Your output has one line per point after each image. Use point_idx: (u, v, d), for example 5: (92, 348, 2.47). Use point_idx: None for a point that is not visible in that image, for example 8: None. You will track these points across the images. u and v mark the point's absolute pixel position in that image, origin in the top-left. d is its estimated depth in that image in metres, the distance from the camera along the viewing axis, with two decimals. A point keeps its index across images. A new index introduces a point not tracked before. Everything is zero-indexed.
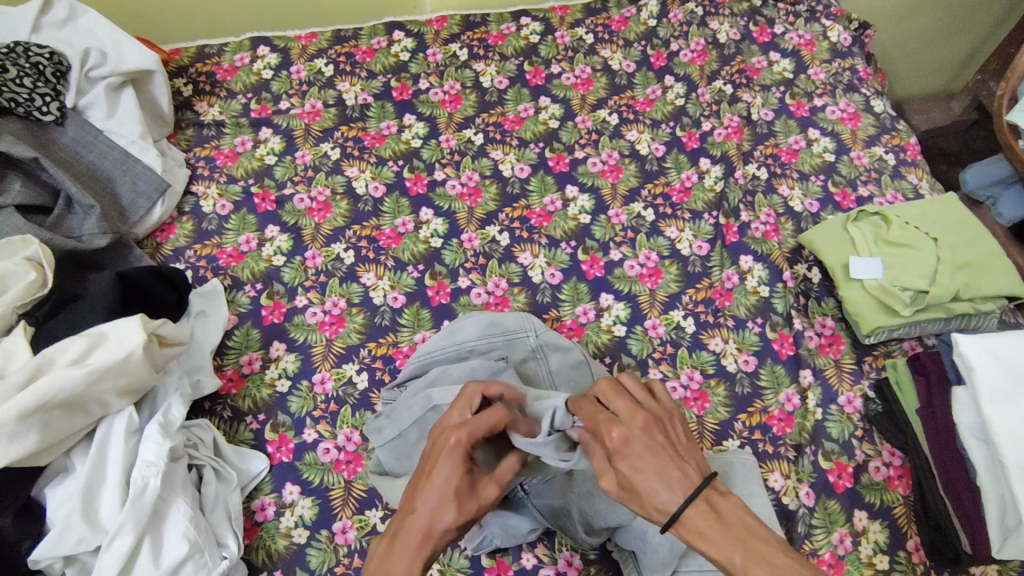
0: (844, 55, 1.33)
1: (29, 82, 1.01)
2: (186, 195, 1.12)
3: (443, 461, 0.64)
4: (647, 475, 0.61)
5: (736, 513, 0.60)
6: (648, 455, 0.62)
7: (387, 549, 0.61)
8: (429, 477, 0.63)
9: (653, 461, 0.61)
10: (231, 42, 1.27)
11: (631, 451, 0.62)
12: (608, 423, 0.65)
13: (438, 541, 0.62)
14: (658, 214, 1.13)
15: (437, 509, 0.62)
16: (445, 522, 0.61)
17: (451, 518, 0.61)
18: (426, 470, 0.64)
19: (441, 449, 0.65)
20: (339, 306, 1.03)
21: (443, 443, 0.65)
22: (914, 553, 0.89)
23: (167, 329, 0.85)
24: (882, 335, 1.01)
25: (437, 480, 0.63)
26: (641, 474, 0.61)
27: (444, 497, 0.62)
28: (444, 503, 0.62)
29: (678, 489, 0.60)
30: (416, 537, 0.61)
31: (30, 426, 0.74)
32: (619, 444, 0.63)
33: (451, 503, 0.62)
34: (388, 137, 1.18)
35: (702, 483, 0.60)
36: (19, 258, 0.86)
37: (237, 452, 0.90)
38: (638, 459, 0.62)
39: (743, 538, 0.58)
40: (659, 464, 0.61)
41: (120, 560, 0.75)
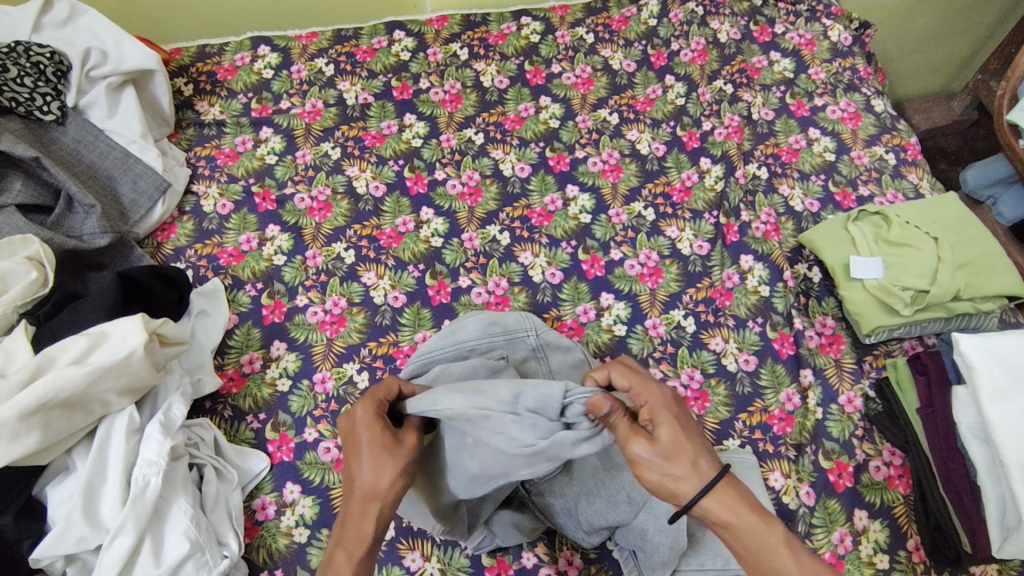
0: (844, 54, 1.33)
1: (29, 82, 1.01)
2: (187, 195, 1.12)
3: (363, 432, 0.71)
4: (690, 436, 0.69)
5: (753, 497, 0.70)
6: (687, 426, 0.70)
7: (344, 522, 0.69)
8: (357, 450, 0.71)
9: (693, 433, 0.70)
10: (231, 42, 1.27)
11: (675, 413, 0.71)
12: (651, 389, 0.72)
13: (384, 497, 0.69)
14: (658, 214, 1.13)
15: (374, 471, 0.69)
16: (385, 479, 0.69)
17: (389, 474, 0.69)
18: (353, 446, 0.72)
19: (358, 422, 0.73)
20: (339, 305, 1.03)
21: (357, 419, 0.73)
22: (914, 552, 0.89)
23: (167, 329, 0.85)
24: (882, 335, 1.01)
25: (363, 450, 0.70)
26: (689, 439, 0.68)
27: (375, 453, 0.70)
28: (376, 458, 0.70)
29: (713, 457, 0.69)
30: (363, 499, 0.69)
31: (30, 426, 0.74)
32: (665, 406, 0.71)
33: (382, 461, 0.69)
34: (388, 136, 1.18)
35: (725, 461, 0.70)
36: (20, 258, 0.86)
37: (238, 452, 0.90)
38: (682, 425, 0.70)
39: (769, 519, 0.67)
40: (696, 436, 0.70)
41: (121, 559, 0.75)
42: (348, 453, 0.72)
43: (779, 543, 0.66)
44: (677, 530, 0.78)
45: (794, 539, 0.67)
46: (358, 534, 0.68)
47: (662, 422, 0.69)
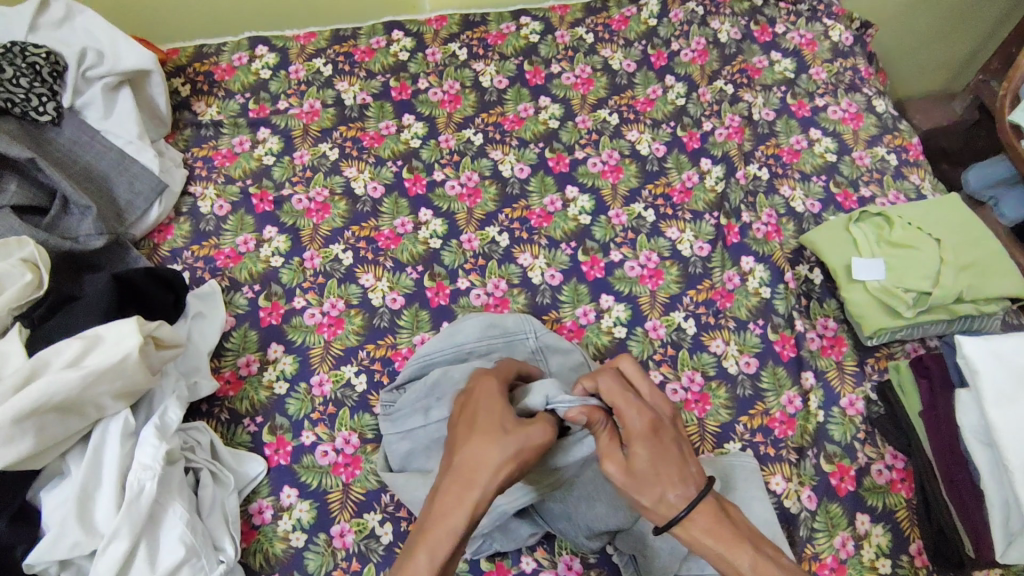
0: (846, 54, 1.32)
1: (26, 82, 1.00)
2: (184, 196, 1.11)
3: (486, 407, 0.67)
4: (669, 466, 0.65)
5: (736, 518, 0.66)
6: (668, 450, 0.66)
7: (435, 499, 0.60)
8: (475, 424, 0.65)
9: (672, 459, 0.65)
10: (229, 42, 1.26)
11: (659, 438, 0.67)
12: (636, 409, 0.68)
13: (489, 483, 0.60)
14: (659, 215, 1.12)
15: (486, 447, 0.62)
16: (496, 459, 0.61)
17: (501, 456, 0.61)
18: (470, 418, 0.66)
19: (483, 398, 0.69)
20: (337, 307, 1.02)
21: (484, 394, 0.69)
22: (916, 557, 0.88)
23: (163, 331, 0.84)
24: (884, 336, 1.00)
25: (482, 424, 0.65)
26: (666, 468, 0.65)
27: (493, 435, 0.63)
28: (494, 441, 0.62)
29: (693, 486, 0.65)
30: (466, 477, 0.60)
31: (24, 430, 0.74)
32: (645, 431, 0.67)
33: (496, 444, 0.62)
34: (387, 137, 1.18)
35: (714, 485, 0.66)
36: (15, 260, 0.85)
37: (234, 455, 0.90)
38: (659, 448, 0.66)
39: (744, 544, 0.63)
40: (676, 460, 0.66)
41: (115, 564, 0.74)
42: (464, 424, 0.66)
43: (749, 571, 0.61)
44: (679, 533, 0.79)
45: (771, 566, 0.62)
46: (447, 519, 0.58)
47: (640, 443, 0.66)
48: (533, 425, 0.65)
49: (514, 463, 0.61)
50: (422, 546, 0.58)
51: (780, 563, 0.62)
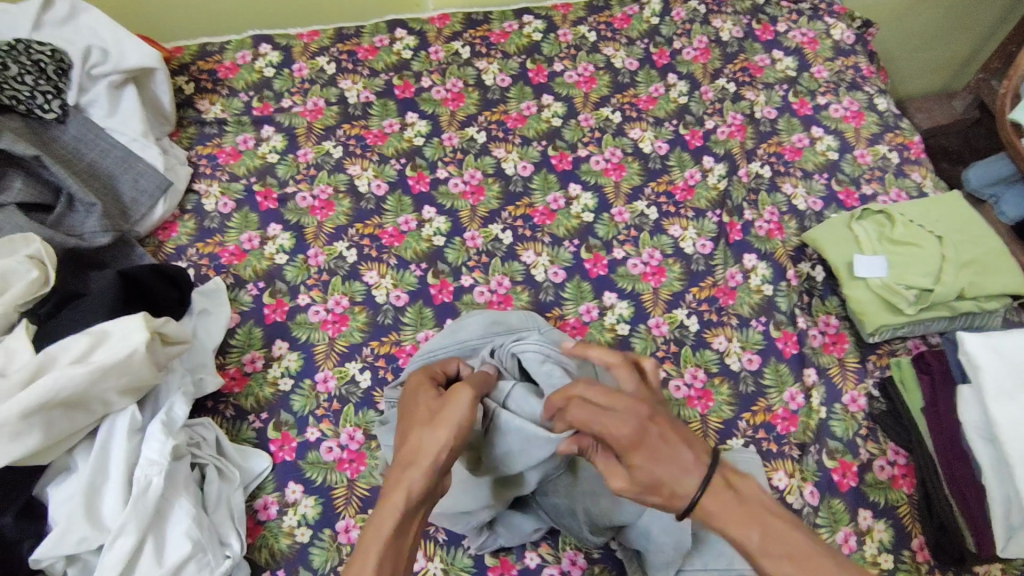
0: (847, 52, 1.33)
1: (31, 79, 1.01)
2: (188, 193, 1.12)
3: (419, 404, 0.72)
4: (664, 464, 0.60)
5: (746, 487, 0.62)
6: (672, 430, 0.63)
7: (380, 490, 0.63)
8: (412, 419, 0.70)
9: (666, 452, 0.61)
10: (233, 40, 1.27)
11: (644, 445, 0.61)
12: (613, 419, 0.63)
13: (431, 456, 0.63)
14: (661, 213, 1.12)
15: (420, 428, 0.66)
16: (428, 437, 0.65)
17: (436, 432, 0.65)
18: (407, 418, 0.71)
19: (416, 392, 0.74)
20: (341, 304, 1.02)
21: (415, 390, 0.75)
22: (918, 552, 0.88)
23: (169, 328, 0.84)
24: (886, 334, 1.01)
25: (418, 418, 0.69)
26: (662, 463, 0.60)
27: (424, 421, 0.67)
28: (425, 426, 0.66)
29: (696, 472, 0.60)
30: (407, 460, 0.64)
31: (32, 425, 0.74)
32: (628, 442, 0.62)
33: (428, 427, 0.66)
34: (390, 135, 1.18)
35: (715, 464, 0.61)
36: (20, 257, 0.85)
37: (240, 451, 0.90)
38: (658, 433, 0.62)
39: (757, 516, 0.59)
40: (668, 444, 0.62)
41: (123, 559, 0.75)
42: (402, 424, 0.70)
43: (759, 545, 0.58)
44: (681, 529, 0.78)
45: (782, 542, 0.58)
46: (389, 504, 0.61)
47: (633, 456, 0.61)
48: (454, 394, 0.69)
49: (444, 434, 0.65)
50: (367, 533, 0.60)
51: (795, 534, 0.58)
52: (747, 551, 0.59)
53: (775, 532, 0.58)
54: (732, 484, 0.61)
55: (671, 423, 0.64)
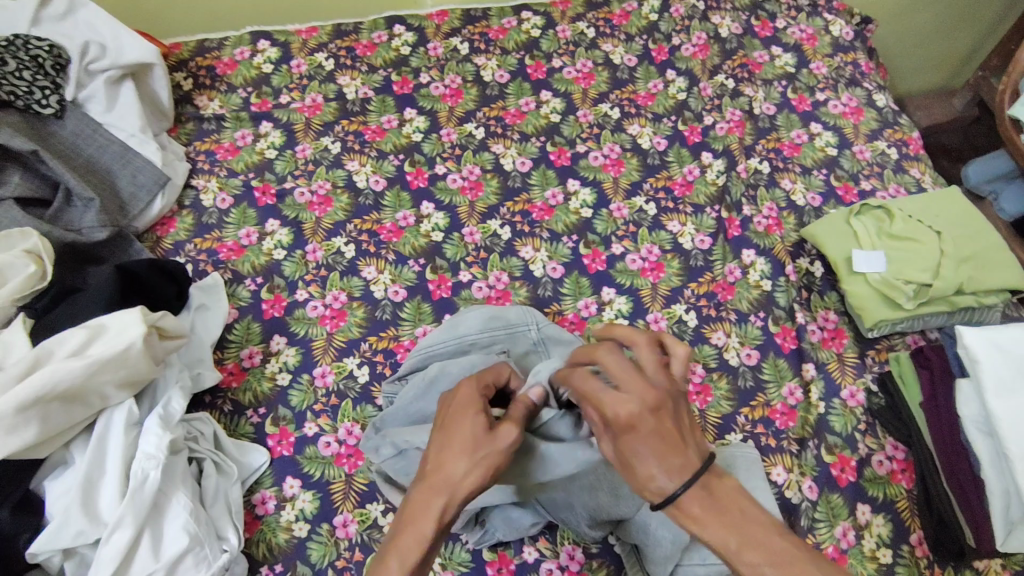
0: (846, 49, 1.33)
1: (29, 74, 1.00)
2: (186, 188, 1.11)
3: (457, 410, 0.66)
4: (649, 459, 0.60)
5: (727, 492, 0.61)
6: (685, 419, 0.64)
7: (407, 507, 0.61)
8: (449, 425, 0.65)
9: (655, 447, 0.60)
10: (231, 37, 1.27)
11: (636, 434, 0.60)
12: (613, 398, 0.61)
13: (465, 490, 0.61)
14: (660, 208, 1.12)
15: (459, 457, 0.62)
16: (467, 471, 0.62)
17: (475, 467, 0.62)
18: (444, 423, 0.66)
19: (458, 403, 0.68)
20: (339, 300, 1.02)
21: (458, 398, 0.68)
22: (916, 547, 0.88)
23: (167, 321, 0.84)
24: (885, 329, 1.01)
25: (456, 429, 0.65)
26: (649, 455, 0.60)
27: (463, 443, 0.63)
28: (463, 450, 0.63)
29: (677, 477, 0.60)
30: (440, 488, 0.61)
31: (29, 418, 0.74)
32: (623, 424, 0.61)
33: (469, 454, 0.62)
34: (389, 131, 1.18)
35: (699, 469, 0.61)
36: (18, 251, 0.85)
37: (238, 446, 0.90)
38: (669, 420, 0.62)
39: (735, 521, 0.59)
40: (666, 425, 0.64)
41: (119, 553, 0.74)
42: (439, 439, 0.65)
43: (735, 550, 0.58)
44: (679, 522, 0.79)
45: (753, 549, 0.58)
46: (415, 530, 0.59)
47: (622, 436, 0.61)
48: (502, 428, 0.64)
49: (480, 469, 0.62)
50: (392, 557, 0.58)
51: (774, 540, 0.58)
52: (724, 554, 0.59)
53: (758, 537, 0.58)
54: (710, 486, 0.61)
55: (673, 417, 0.62)
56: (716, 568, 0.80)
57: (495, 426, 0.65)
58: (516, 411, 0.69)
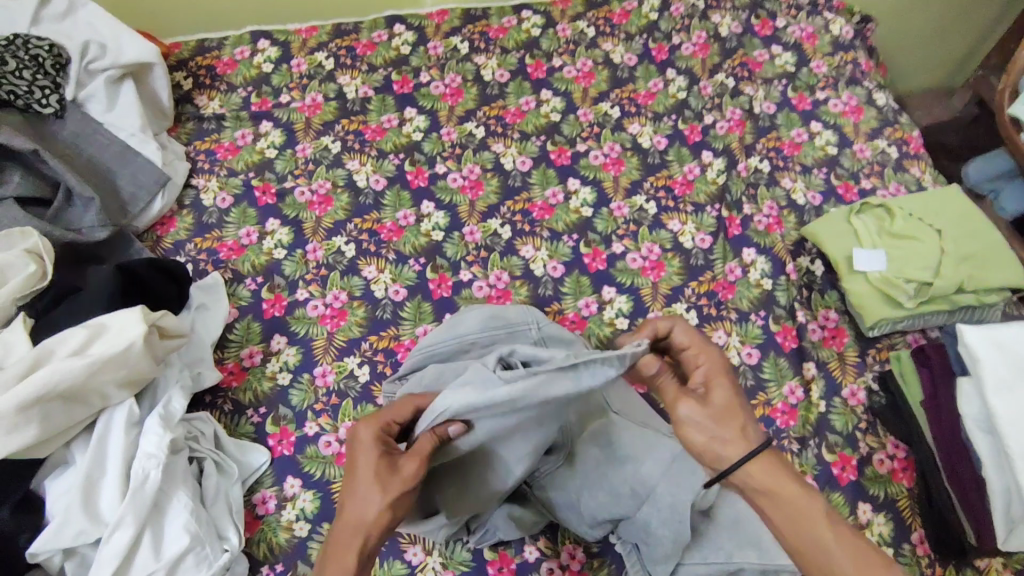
0: (846, 48, 1.33)
1: (29, 74, 1.00)
2: (187, 188, 1.11)
3: (364, 450, 0.69)
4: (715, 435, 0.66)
5: (783, 480, 0.64)
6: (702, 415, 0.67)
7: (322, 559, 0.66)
8: (354, 467, 0.69)
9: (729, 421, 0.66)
10: (231, 37, 1.27)
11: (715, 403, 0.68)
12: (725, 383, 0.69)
13: (369, 528, 0.66)
14: (660, 207, 1.12)
15: (363, 500, 0.66)
16: (373, 511, 0.66)
17: (377, 503, 0.66)
18: (351, 465, 0.69)
19: (359, 444, 0.70)
20: (340, 299, 1.02)
21: (359, 441, 0.70)
22: (918, 546, 0.88)
23: (168, 321, 0.84)
24: (886, 327, 1.01)
25: (359, 471, 0.68)
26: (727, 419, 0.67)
27: (366, 484, 0.66)
28: (368, 490, 0.66)
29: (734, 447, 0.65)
30: (347, 533, 0.66)
31: (30, 417, 0.74)
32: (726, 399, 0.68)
33: (375, 491, 0.66)
34: (389, 130, 1.18)
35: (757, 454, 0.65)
36: (19, 250, 0.86)
37: (238, 446, 0.90)
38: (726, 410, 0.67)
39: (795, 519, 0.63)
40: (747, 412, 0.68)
41: (119, 554, 0.74)
42: (347, 488, 0.68)
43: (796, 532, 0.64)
44: (679, 520, 0.77)
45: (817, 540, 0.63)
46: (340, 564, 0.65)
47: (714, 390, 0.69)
48: (403, 462, 0.67)
49: (391, 507, 0.66)
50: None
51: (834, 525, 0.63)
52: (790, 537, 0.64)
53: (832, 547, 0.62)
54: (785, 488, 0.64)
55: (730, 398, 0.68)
56: (715, 567, 0.79)
57: (399, 461, 0.68)
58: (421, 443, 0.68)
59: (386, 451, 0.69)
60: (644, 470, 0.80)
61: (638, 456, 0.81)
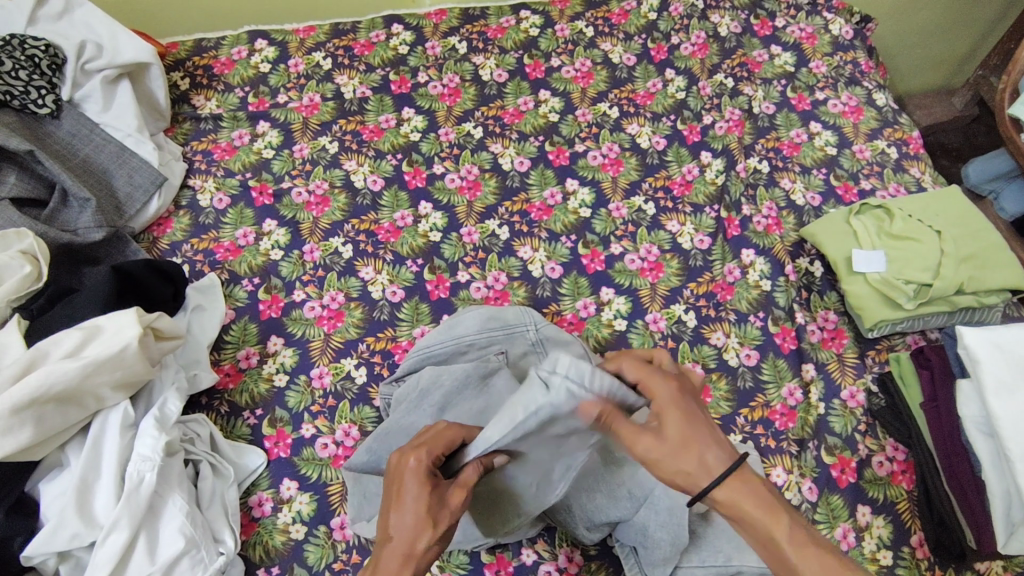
0: (846, 48, 1.32)
1: (25, 74, 1.00)
2: (183, 189, 1.11)
3: (413, 480, 0.64)
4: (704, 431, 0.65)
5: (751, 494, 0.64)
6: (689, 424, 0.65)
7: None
8: (400, 497, 0.64)
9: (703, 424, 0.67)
10: (228, 36, 1.27)
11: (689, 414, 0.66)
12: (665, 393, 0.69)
13: (418, 562, 0.62)
14: (659, 208, 1.12)
15: (414, 534, 0.62)
16: (422, 545, 0.62)
17: (427, 538, 0.62)
18: (396, 491, 0.65)
19: (406, 474, 0.65)
20: (337, 300, 1.02)
21: (409, 472, 0.65)
22: (917, 548, 0.88)
23: (163, 322, 0.84)
24: (885, 329, 1.00)
25: (409, 502, 0.63)
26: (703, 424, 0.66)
27: (418, 518, 0.63)
28: (420, 523, 0.62)
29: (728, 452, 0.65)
30: (394, 565, 0.62)
31: (23, 420, 0.73)
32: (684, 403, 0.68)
33: (426, 523, 0.63)
34: (386, 130, 1.17)
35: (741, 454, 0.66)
36: (13, 252, 0.85)
37: (234, 448, 0.89)
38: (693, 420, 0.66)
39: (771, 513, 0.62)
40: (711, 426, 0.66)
41: (114, 557, 0.74)
42: (393, 516, 0.63)
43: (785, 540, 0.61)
44: (677, 523, 0.77)
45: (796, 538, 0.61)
46: None
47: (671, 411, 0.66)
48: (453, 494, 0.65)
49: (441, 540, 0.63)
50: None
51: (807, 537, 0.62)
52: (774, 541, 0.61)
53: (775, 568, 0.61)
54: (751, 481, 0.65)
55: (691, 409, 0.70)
56: (715, 570, 0.79)
57: (447, 493, 0.65)
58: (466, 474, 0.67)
59: (437, 484, 0.65)
60: (641, 473, 0.79)
61: (634, 459, 0.81)
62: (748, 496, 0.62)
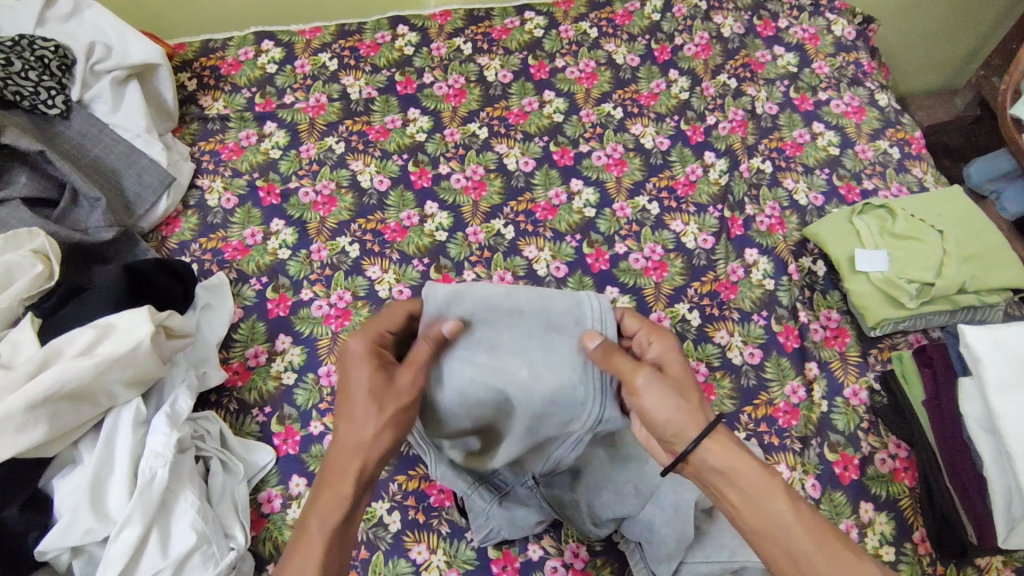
0: (849, 48, 1.33)
1: (34, 75, 1.00)
2: (191, 189, 1.12)
3: (356, 373, 0.70)
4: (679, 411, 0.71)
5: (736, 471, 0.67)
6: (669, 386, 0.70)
7: (317, 486, 0.68)
8: (348, 389, 0.70)
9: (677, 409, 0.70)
10: (235, 37, 1.28)
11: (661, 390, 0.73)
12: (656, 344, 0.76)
13: (378, 444, 0.68)
14: (663, 208, 1.13)
15: (360, 419, 0.68)
16: (371, 430, 0.67)
17: (374, 420, 0.68)
18: (345, 388, 0.70)
19: (352, 361, 0.71)
20: (344, 299, 1.03)
21: (350, 355, 0.71)
22: (920, 545, 0.89)
23: (174, 321, 0.85)
24: (887, 328, 1.01)
25: (356, 391, 0.69)
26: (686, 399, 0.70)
27: (370, 398, 0.68)
28: (371, 403, 0.68)
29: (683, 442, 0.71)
30: (352, 454, 0.67)
31: (38, 417, 0.74)
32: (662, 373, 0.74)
33: (377, 402, 0.68)
34: (393, 130, 1.18)
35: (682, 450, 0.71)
36: (25, 251, 0.86)
37: (244, 445, 0.90)
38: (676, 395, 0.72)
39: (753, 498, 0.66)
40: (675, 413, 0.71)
41: (127, 552, 0.75)
42: (341, 406, 0.70)
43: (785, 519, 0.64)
44: (683, 519, 0.79)
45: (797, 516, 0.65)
46: (336, 485, 0.67)
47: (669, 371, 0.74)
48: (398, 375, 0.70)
49: (389, 421, 0.68)
50: (313, 520, 0.66)
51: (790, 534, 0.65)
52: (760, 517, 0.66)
53: (768, 538, 0.65)
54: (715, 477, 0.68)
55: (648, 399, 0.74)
56: (720, 567, 0.79)
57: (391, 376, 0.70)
58: (415, 355, 0.71)
59: (380, 364, 0.71)
60: (647, 470, 0.82)
61: (640, 456, 0.83)
62: (750, 470, 0.66)
